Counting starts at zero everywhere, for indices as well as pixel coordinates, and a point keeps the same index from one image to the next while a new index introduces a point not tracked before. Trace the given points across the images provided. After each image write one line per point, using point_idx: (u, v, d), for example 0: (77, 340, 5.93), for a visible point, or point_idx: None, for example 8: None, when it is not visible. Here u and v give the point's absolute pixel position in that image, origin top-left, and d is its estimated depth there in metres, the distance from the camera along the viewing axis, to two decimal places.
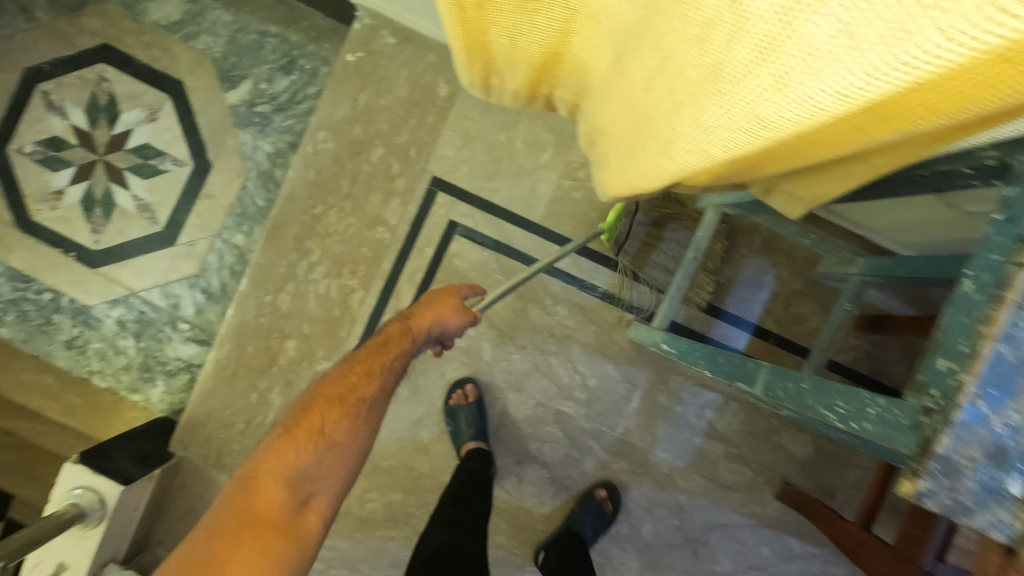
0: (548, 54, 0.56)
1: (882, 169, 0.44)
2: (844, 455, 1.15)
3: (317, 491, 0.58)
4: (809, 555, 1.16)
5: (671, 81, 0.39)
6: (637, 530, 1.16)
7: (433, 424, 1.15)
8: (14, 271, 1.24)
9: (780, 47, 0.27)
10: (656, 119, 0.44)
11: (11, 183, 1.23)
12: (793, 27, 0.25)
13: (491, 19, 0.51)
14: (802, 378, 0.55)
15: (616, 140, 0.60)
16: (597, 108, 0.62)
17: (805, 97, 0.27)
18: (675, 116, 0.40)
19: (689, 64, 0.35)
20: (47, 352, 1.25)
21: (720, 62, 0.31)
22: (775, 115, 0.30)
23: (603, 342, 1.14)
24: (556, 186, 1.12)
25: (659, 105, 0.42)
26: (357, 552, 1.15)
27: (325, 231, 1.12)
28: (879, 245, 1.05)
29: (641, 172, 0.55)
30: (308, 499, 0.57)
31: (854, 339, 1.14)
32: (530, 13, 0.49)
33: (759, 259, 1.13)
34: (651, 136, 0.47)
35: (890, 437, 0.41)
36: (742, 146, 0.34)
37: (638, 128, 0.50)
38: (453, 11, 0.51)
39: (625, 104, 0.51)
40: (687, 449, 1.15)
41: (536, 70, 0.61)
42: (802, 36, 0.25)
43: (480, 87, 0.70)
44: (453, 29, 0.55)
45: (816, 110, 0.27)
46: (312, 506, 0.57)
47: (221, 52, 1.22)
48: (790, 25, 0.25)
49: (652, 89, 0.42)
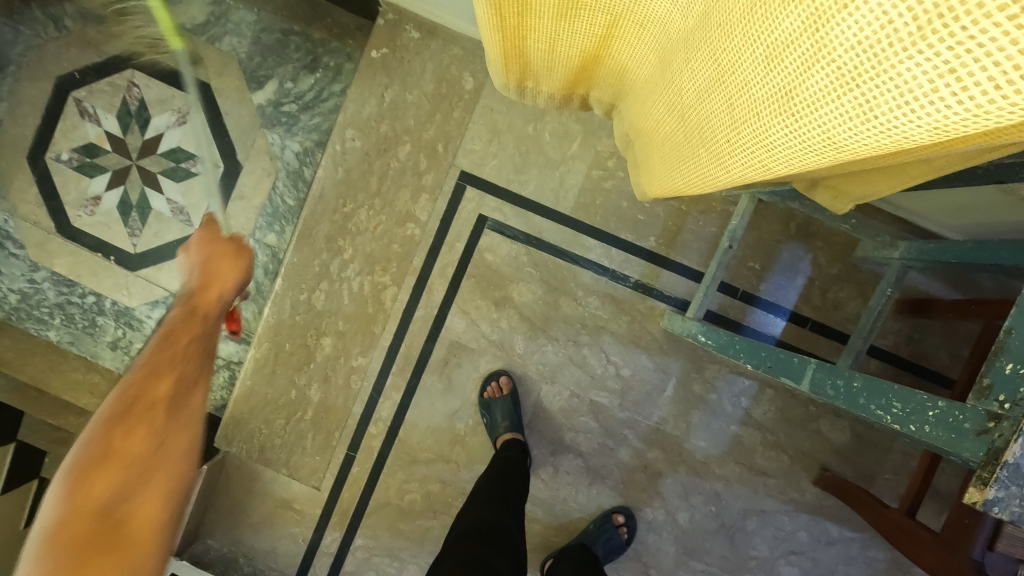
0: (586, 57, 0.63)
1: (925, 173, 0.46)
2: (884, 440, 1.13)
3: (138, 500, 0.55)
4: (848, 540, 1.16)
5: (740, 89, 0.40)
6: (673, 517, 1.16)
7: (468, 417, 1.16)
8: (57, 276, 1.28)
9: (862, 77, 0.28)
10: (715, 128, 0.46)
11: (50, 190, 1.26)
12: (881, 62, 0.27)
13: (533, 26, 0.57)
14: (853, 378, 0.54)
15: (663, 137, 0.61)
16: (640, 103, 0.65)
17: (887, 123, 0.28)
18: (737, 129, 0.42)
19: (760, 83, 0.37)
20: (93, 353, 1.29)
21: (793, 85, 0.33)
22: (851, 136, 0.31)
23: (636, 332, 1.13)
24: (585, 176, 1.11)
25: (720, 116, 0.44)
26: (398, 541, 1.18)
27: (356, 229, 1.13)
28: (921, 227, 1.02)
29: (689, 171, 0.56)
30: (126, 512, 0.54)
31: (894, 324, 1.12)
32: (572, 19, 0.54)
33: (795, 244, 1.11)
34: (706, 143, 0.49)
35: (951, 442, 0.41)
36: (810, 162, 0.36)
37: (689, 132, 0.52)
38: (496, 20, 0.56)
39: (681, 103, 0.53)
40: (723, 437, 1.15)
41: (574, 71, 0.68)
42: (892, 68, 0.26)
43: (515, 89, 0.78)
44: (495, 36, 0.60)
45: (897, 137, 0.29)
46: (133, 517, 0.55)
47: (246, 53, 1.23)
48: (876, 58, 0.27)
49: (719, 93, 0.44)
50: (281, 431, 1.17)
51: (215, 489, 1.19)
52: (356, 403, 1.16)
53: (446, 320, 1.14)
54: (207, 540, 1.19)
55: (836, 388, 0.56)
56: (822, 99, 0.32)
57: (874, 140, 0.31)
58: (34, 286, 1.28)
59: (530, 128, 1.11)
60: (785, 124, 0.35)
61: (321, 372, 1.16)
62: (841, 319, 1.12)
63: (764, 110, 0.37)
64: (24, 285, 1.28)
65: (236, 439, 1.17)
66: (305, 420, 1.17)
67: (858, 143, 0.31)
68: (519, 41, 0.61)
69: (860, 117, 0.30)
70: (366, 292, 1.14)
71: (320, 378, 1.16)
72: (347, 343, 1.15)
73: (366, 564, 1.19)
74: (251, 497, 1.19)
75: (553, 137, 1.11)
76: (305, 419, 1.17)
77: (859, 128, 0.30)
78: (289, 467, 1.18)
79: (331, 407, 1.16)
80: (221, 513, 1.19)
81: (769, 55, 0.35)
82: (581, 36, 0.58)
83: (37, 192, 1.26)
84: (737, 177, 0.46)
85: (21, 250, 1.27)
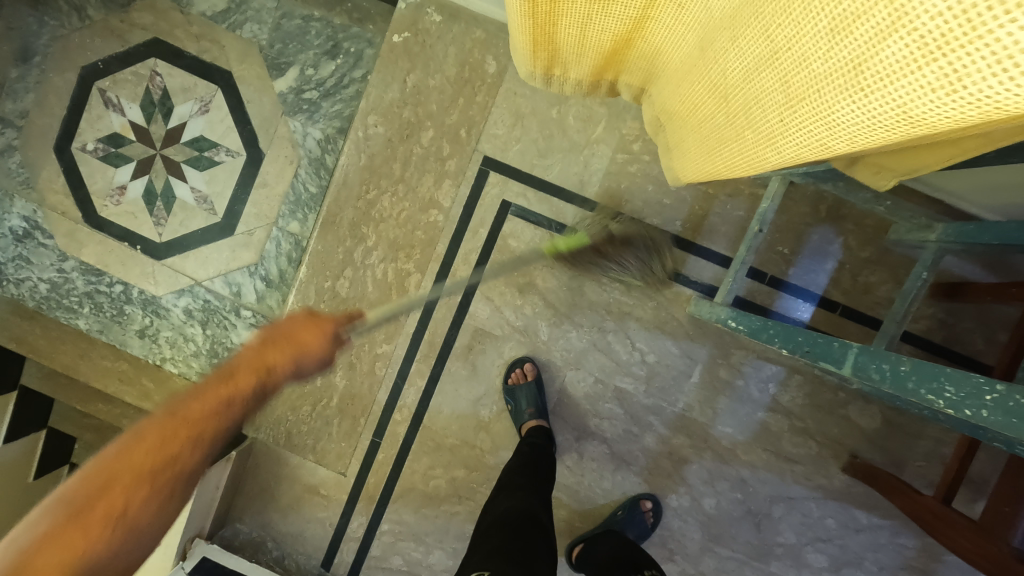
0: (619, 40, 0.61)
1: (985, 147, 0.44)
2: (915, 426, 1.12)
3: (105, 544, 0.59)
4: (877, 527, 1.14)
5: (797, 66, 0.39)
6: (699, 503, 1.16)
7: (493, 403, 1.17)
8: (86, 265, 1.29)
9: (947, 46, 0.27)
10: (766, 108, 0.45)
11: (77, 180, 1.27)
12: (973, 29, 0.25)
13: (565, 11, 0.55)
14: (900, 360, 0.52)
15: (700, 120, 0.60)
16: (675, 88, 0.64)
17: (976, 93, 0.27)
18: (793, 108, 0.41)
19: (822, 59, 0.36)
20: (122, 341, 1.31)
21: (865, 58, 0.32)
22: (931, 110, 0.30)
23: (662, 318, 1.12)
24: (610, 160, 1.10)
25: (772, 96, 0.43)
26: (424, 526, 1.19)
27: (379, 216, 1.13)
28: (957, 208, 1.00)
29: (731, 154, 0.55)
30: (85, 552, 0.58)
31: (927, 308, 1.09)
32: (606, 2, 0.53)
33: (825, 227, 1.09)
34: (754, 124, 0.48)
35: (1012, 426, 0.40)
36: (876, 139, 0.35)
37: (734, 115, 0.51)
38: (527, 8, 0.55)
39: (723, 84, 0.51)
40: (750, 423, 1.14)
41: (604, 57, 0.66)
42: (987, 35, 0.25)
43: (541, 77, 0.76)
44: (524, 24, 0.59)
45: (986, 107, 0.27)
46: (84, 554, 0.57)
47: (267, 40, 1.23)
48: (964, 24, 0.26)
49: (772, 71, 0.42)
50: (307, 417, 1.18)
51: (243, 474, 1.21)
52: (381, 389, 1.17)
53: (470, 307, 1.14)
54: (236, 524, 1.21)
55: (881, 372, 0.54)
56: (899, 72, 0.30)
57: (957, 112, 0.29)
58: (63, 276, 1.30)
59: (554, 112, 1.09)
60: (854, 99, 0.34)
61: (346, 358, 1.16)
62: (871, 304, 1.10)
63: (827, 88, 0.36)
64: (53, 275, 1.30)
65: (264, 425, 1.19)
66: (331, 407, 1.18)
67: (938, 116, 0.30)
68: (552, 27, 0.59)
69: (944, 89, 0.28)
70: (390, 279, 1.14)
71: (346, 364, 1.17)
72: (372, 329, 1.15)
73: (392, 549, 1.20)
74: (279, 482, 1.20)
75: (578, 120, 1.09)
76: (331, 405, 1.18)
77: (942, 100, 0.29)
78: (316, 452, 1.19)
79: (357, 394, 1.17)
80: (251, 498, 1.21)
81: (838, 26, 0.33)
82: (618, 18, 0.56)
83: (64, 182, 1.27)
84: (789, 159, 0.45)
85: (50, 240, 1.29)
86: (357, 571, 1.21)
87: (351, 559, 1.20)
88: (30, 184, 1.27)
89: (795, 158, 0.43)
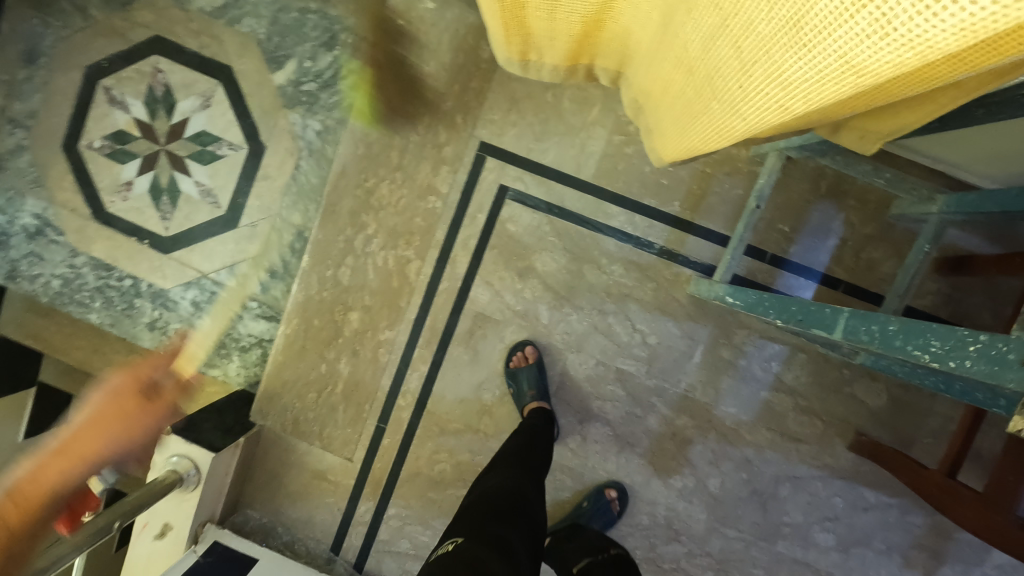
0: (589, 23, 0.61)
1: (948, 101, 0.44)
2: (923, 403, 1.10)
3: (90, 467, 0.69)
4: (885, 506, 1.13)
5: (748, 31, 0.39)
6: (704, 484, 1.16)
7: (495, 387, 1.17)
8: (96, 260, 1.32)
9: None
10: (726, 75, 0.45)
11: (85, 177, 1.30)
12: None
13: None
14: (888, 320, 0.52)
15: (673, 97, 0.60)
16: (648, 68, 0.64)
17: (907, 33, 0.27)
18: (749, 72, 0.41)
19: (770, 16, 0.36)
20: (133, 334, 1.34)
21: (806, 12, 0.32)
22: (869, 57, 0.30)
23: (663, 299, 1.12)
24: (607, 142, 1.10)
25: (730, 63, 0.43)
26: (430, 511, 1.21)
27: (378, 203, 1.14)
28: (961, 180, 0.98)
29: (702, 129, 0.55)
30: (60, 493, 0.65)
31: (933, 284, 1.08)
32: None
33: (826, 203, 1.08)
34: (717, 93, 0.48)
35: (994, 374, 0.40)
36: (825, 95, 0.35)
37: (699, 87, 0.51)
38: None
39: (687, 58, 0.51)
40: (754, 402, 1.13)
41: (577, 42, 0.66)
42: None
43: (519, 63, 0.77)
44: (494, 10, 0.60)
45: (918, 47, 0.27)
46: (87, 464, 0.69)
47: (265, 34, 1.24)
48: None
49: (729, 39, 0.42)
50: (313, 404, 1.20)
51: (253, 461, 1.23)
52: (385, 376, 1.18)
53: (470, 292, 1.15)
54: (246, 510, 1.23)
55: (870, 333, 0.54)
56: (836, 21, 0.31)
57: (893, 59, 0.29)
58: (75, 271, 1.33)
59: (550, 95, 1.09)
60: (800, 57, 0.34)
61: (349, 346, 1.18)
62: (875, 280, 1.09)
63: (776, 48, 0.36)
64: (65, 270, 1.33)
65: (271, 413, 1.21)
66: (336, 394, 1.19)
67: (878, 63, 0.30)
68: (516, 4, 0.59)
69: (878, 33, 0.28)
70: (391, 266, 1.15)
71: (349, 352, 1.18)
72: (374, 317, 1.17)
73: (400, 533, 1.22)
74: (287, 469, 1.22)
75: (573, 103, 1.09)
76: (336, 393, 1.19)
77: (879, 44, 0.29)
78: (322, 439, 1.21)
79: (361, 380, 1.18)
80: (260, 485, 1.23)
81: None
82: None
83: (72, 179, 1.30)
84: (754, 126, 0.45)
85: (61, 236, 1.32)
86: (365, 555, 1.22)
87: (359, 544, 1.22)
88: (41, 182, 1.30)
89: (758, 123, 0.43)
